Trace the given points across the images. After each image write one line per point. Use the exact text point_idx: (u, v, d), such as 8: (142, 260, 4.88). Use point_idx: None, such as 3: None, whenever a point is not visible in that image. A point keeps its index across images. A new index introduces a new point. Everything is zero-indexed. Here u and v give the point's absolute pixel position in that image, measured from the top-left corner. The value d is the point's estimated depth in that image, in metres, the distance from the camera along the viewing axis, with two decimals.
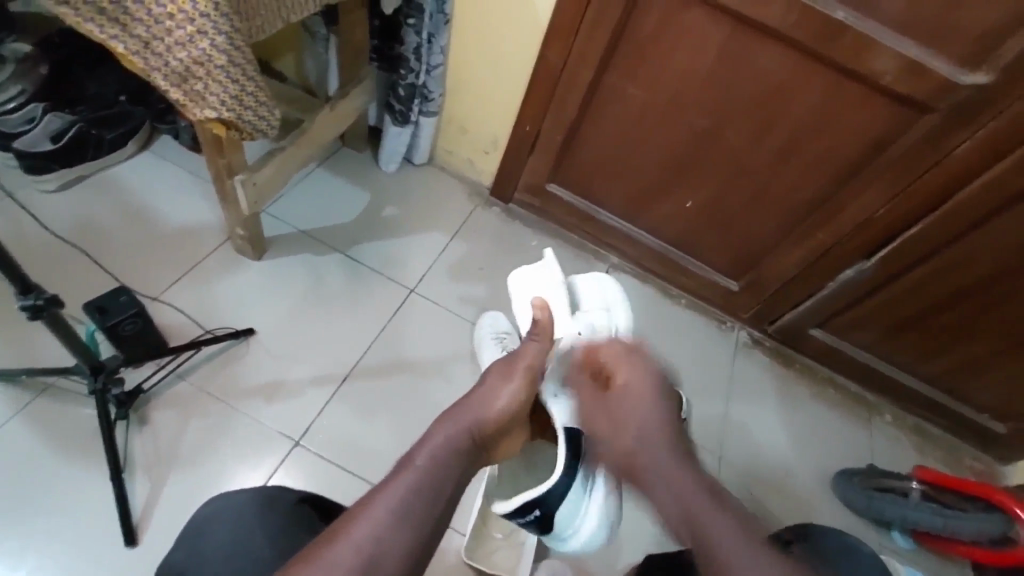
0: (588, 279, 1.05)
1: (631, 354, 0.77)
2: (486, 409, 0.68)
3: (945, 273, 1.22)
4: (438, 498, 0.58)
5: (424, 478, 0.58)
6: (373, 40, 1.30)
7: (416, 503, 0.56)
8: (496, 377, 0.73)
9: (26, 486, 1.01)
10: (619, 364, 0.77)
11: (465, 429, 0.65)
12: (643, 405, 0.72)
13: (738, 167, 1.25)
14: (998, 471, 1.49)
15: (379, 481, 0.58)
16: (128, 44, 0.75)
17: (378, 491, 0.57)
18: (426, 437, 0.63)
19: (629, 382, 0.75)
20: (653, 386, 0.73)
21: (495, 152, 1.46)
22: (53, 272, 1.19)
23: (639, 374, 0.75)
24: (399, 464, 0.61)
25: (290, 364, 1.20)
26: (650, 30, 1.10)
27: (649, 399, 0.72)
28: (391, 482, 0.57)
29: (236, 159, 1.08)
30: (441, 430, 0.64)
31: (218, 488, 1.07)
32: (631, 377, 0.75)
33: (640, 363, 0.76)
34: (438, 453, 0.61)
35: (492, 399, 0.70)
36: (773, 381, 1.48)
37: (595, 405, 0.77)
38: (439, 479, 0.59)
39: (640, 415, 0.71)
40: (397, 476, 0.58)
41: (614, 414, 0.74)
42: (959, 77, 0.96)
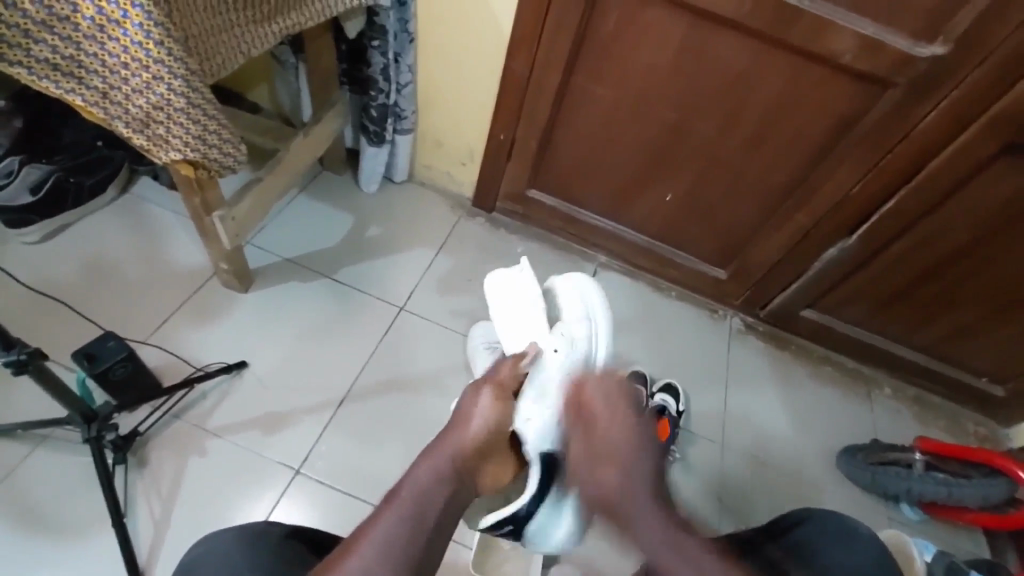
0: (567, 281, 0.96)
1: (618, 398, 0.73)
2: (463, 431, 0.71)
3: (927, 244, 1.23)
4: (424, 529, 0.61)
5: (409, 505, 0.62)
6: (341, 64, 1.32)
7: (403, 534, 0.59)
8: (468, 399, 0.76)
9: (27, 540, 1.00)
10: (602, 415, 0.71)
11: (447, 458, 0.68)
12: (625, 453, 0.68)
13: (712, 158, 1.25)
14: (1001, 435, 1.49)
15: (367, 518, 0.61)
16: (86, 96, 0.76)
17: (369, 524, 0.60)
18: (407, 474, 0.66)
19: (615, 427, 0.70)
20: (638, 432, 0.70)
21: (472, 163, 1.47)
22: (40, 324, 1.19)
23: (626, 426, 0.70)
24: (385, 497, 0.64)
25: (286, 393, 1.20)
26: (610, 32, 1.11)
27: (634, 440, 0.69)
28: (381, 512, 0.61)
29: (212, 196, 1.08)
30: (424, 466, 0.67)
31: (221, 525, 1.07)
32: (617, 420, 0.70)
33: (626, 412, 0.71)
34: (422, 487, 0.64)
35: (469, 419, 0.73)
36: (770, 365, 1.48)
37: (578, 447, 0.71)
38: (426, 507, 0.63)
39: (625, 467, 0.68)
40: (386, 509, 0.62)
41: (603, 464, 0.68)
42: (916, 50, 0.97)
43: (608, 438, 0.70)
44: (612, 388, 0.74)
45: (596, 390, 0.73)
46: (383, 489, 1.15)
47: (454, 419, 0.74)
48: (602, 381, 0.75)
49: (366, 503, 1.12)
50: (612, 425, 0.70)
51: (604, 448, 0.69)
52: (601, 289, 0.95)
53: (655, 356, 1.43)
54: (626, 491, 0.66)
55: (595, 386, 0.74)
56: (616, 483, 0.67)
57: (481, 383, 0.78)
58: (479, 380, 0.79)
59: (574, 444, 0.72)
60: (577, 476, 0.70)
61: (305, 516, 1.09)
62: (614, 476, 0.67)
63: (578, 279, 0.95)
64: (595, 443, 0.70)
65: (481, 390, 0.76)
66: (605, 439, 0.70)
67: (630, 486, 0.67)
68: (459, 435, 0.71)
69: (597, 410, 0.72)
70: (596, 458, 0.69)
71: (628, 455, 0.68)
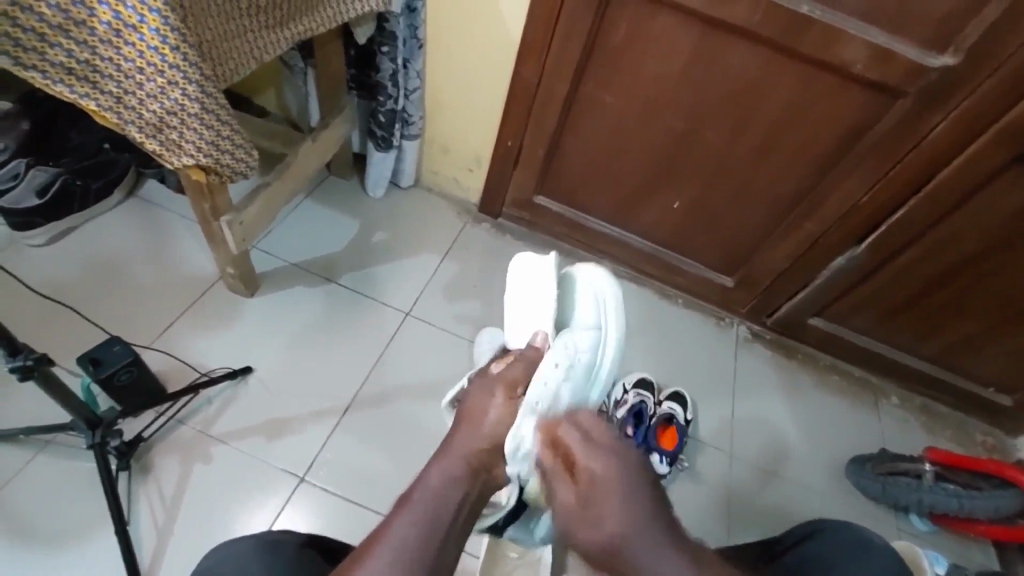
0: (586, 279, 0.87)
1: (594, 433, 0.65)
2: (476, 429, 0.71)
3: (936, 253, 1.22)
4: (437, 529, 0.61)
5: (421, 507, 0.62)
6: (349, 69, 1.32)
7: (415, 534, 0.60)
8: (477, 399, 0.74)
9: (29, 548, 0.99)
10: (582, 454, 0.63)
11: (458, 460, 0.68)
12: (618, 494, 0.60)
13: (721, 166, 1.25)
14: (1009, 445, 1.48)
15: (380, 523, 0.61)
16: (100, 100, 0.76)
17: (381, 531, 0.60)
18: (421, 475, 0.67)
19: (599, 472, 0.62)
20: (627, 479, 0.62)
21: (479, 169, 1.47)
22: (44, 327, 1.18)
23: (609, 463, 0.62)
24: (397, 503, 0.64)
25: (291, 400, 1.19)
26: (621, 39, 1.11)
27: (622, 482, 0.61)
28: (395, 516, 0.62)
29: (221, 201, 1.08)
30: (436, 468, 0.67)
31: (225, 532, 1.05)
32: (601, 463, 0.62)
33: (608, 447, 0.63)
34: (435, 488, 0.65)
35: (480, 419, 0.72)
36: (776, 373, 1.48)
37: (566, 508, 0.62)
38: (439, 508, 0.63)
39: (622, 511, 0.60)
40: (397, 513, 0.63)
41: (593, 512, 0.60)
42: (927, 60, 0.97)
43: (593, 481, 0.61)
44: (588, 424, 0.66)
45: (571, 428, 0.65)
46: (389, 497, 1.13)
47: (462, 417, 0.74)
48: (577, 418, 0.66)
49: (371, 511, 1.11)
50: (595, 464, 0.62)
51: (591, 499, 0.61)
52: (619, 295, 0.86)
53: (661, 363, 1.43)
54: (631, 538, 0.59)
55: (569, 423, 0.65)
56: (609, 527, 0.59)
57: (492, 382, 0.76)
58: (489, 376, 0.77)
59: (559, 491, 0.63)
60: (570, 526, 0.62)
61: (311, 524, 1.08)
62: (608, 517, 0.60)
63: (594, 280, 0.86)
64: (583, 493, 0.62)
65: (494, 390, 0.74)
66: (590, 482, 0.61)
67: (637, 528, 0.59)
68: (469, 435, 0.70)
69: (577, 456, 0.63)
70: (587, 511, 0.61)
71: (619, 496, 0.60)
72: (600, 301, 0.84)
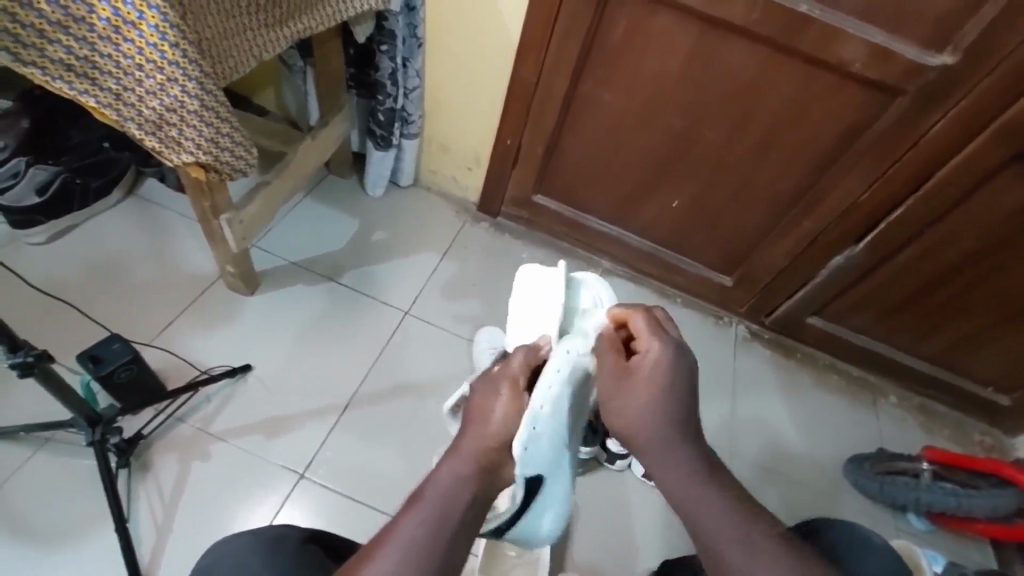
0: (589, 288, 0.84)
1: (662, 329, 0.70)
2: (485, 428, 0.66)
3: (934, 252, 1.23)
4: (446, 527, 0.57)
5: (431, 506, 0.58)
6: (348, 68, 1.32)
7: (424, 534, 0.56)
8: (483, 397, 0.69)
9: (28, 545, 0.99)
10: (646, 335, 0.68)
11: (469, 458, 0.63)
12: (663, 383, 0.65)
13: (720, 164, 1.25)
14: (1008, 444, 1.48)
15: (387, 523, 0.58)
16: (99, 97, 0.76)
17: (387, 534, 0.56)
18: (432, 473, 0.63)
19: (652, 354, 0.67)
20: (676, 372, 0.66)
21: (478, 168, 1.47)
22: (44, 326, 1.18)
23: (667, 350, 0.67)
24: (407, 501, 0.60)
25: (290, 398, 1.20)
26: (619, 38, 1.11)
27: (670, 375, 0.65)
28: (404, 516, 0.58)
29: (221, 199, 1.08)
30: (446, 465, 0.63)
31: (225, 528, 1.06)
32: (657, 348, 0.67)
33: (671, 339, 0.68)
34: (445, 486, 0.60)
35: (486, 417, 0.67)
36: (775, 372, 1.48)
37: (608, 371, 0.68)
38: (451, 509, 0.59)
39: (659, 391, 0.64)
40: (406, 513, 0.59)
41: (633, 386, 0.65)
42: (925, 59, 0.97)
43: (647, 356, 0.67)
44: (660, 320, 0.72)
45: (644, 319, 0.70)
46: (387, 494, 1.14)
47: (470, 415, 0.68)
48: (650, 312, 0.72)
49: (370, 508, 1.12)
50: (655, 345, 0.67)
51: (636, 375, 0.66)
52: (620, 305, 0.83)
53: None
54: (657, 416, 0.63)
55: (641, 313, 0.71)
56: (642, 404, 0.64)
57: (494, 379, 0.71)
58: (493, 372, 0.72)
59: (607, 362, 0.69)
60: (606, 395, 0.67)
61: (310, 521, 1.08)
62: (646, 393, 0.64)
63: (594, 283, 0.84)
64: (630, 366, 0.67)
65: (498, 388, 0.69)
66: (642, 359, 0.67)
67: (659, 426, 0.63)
68: (480, 433, 0.65)
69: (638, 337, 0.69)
70: (628, 381, 0.66)
71: (662, 381, 0.65)
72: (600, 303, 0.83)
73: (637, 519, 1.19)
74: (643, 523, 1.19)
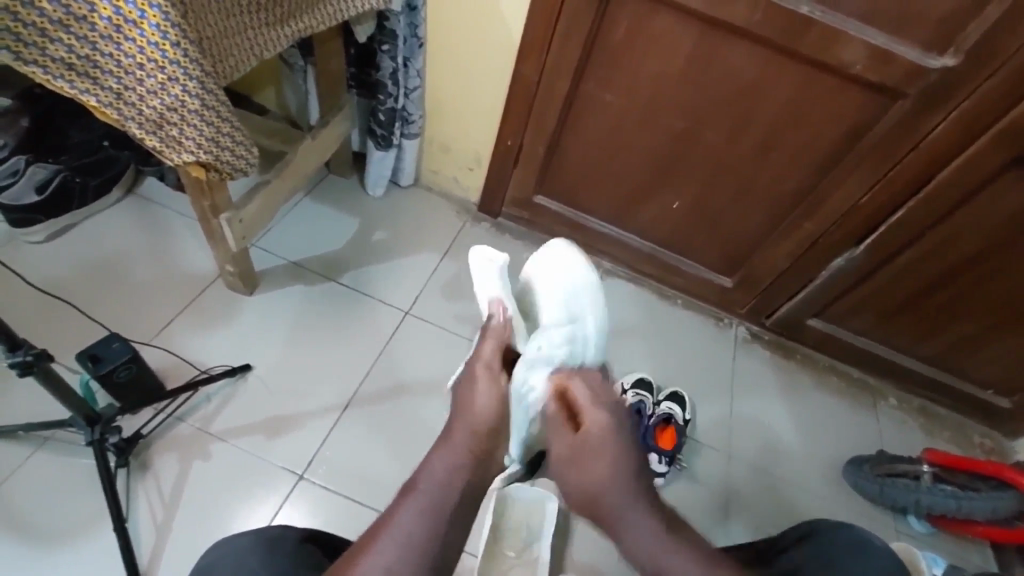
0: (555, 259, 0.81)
1: (599, 394, 0.74)
2: (470, 416, 0.73)
3: (935, 254, 1.22)
4: (442, 518, 0.66)
5: (425, 496, 0.67)
6: (349, 68, 1.32)
7: (420, 525, 0.65)
8: (467, 387, 0.76)
9: (26, 544, 0.99)
10: (587, 407, 0.72)
11: (459, 448, 0.71)
12: (611, 452, 0.71)
13: (720, 166, 1.25)
14: (1008, 447, 1.48)
15: (386, 511, 0.67)
16: (100, 96, 0.76)
17: (385, 524, 0.65)
18: (424, 465, 0.71)
19: (598, 427, 0.71)
20: (621, 438, 0.72)
21: (479, 168, 1.47)
22: (43, 325, 1.18)
23: (610, 418, 0.72)
24: (404, 491, 0.69)
25: (289, 398, 1.19)
26: (621, 38, 1.11)
27: (620, 447, 0.71)
28: (400, 507, 0.66)
29: (221, 198, 1.08)
30: (437, 457, 0.71)
31: (224, 529, 1.06)
32: (600, 421, 0.71)
33: (609, 402, 0.73)
34: (437, 478, 0.69)
35: (471, 403, 0.74)
36: (775, 373, 1.48)
37: (562, 456, 0.72)
38: (442, 496, 0.67)
39: (610, 465, 0.70)
40: (402, 503, 0.67)
41: (587, 463, 0.71)
42: (927, 61, 0.97)
43: (593, 432, 0.71)
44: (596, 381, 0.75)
45: (583, 385, 0.73)
46: (387, 495, 1.13)
47: (457, 405, 0.76)
48: (585, 372, 0.75)
49: (369, 508, 1.11)
50: (597, 417, 0.72)
51: (589, 450, 0.71)
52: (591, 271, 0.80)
53: (660, 363, 1.43)
54: (613, 491, 0.69)
55: (579, 379, 0.74)
56: (597, 479, 0.70)
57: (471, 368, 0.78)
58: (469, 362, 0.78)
59: (559, 440, 0.73)
60: (564, 473, 0.72)
61: (309, 521, 1.08)
62: (600, 467, 0.70)
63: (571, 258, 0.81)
64: (578, 443, 0.71)
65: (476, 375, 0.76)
66: (589, 433, 0.71)
67: (619, 494, 0.70)
68: (468, 420, 0.73)
69: (581, 408, 0.72)
70: (581, 458, 0.71)
71: (610, 453, 0.71)
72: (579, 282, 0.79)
73: None
74: None
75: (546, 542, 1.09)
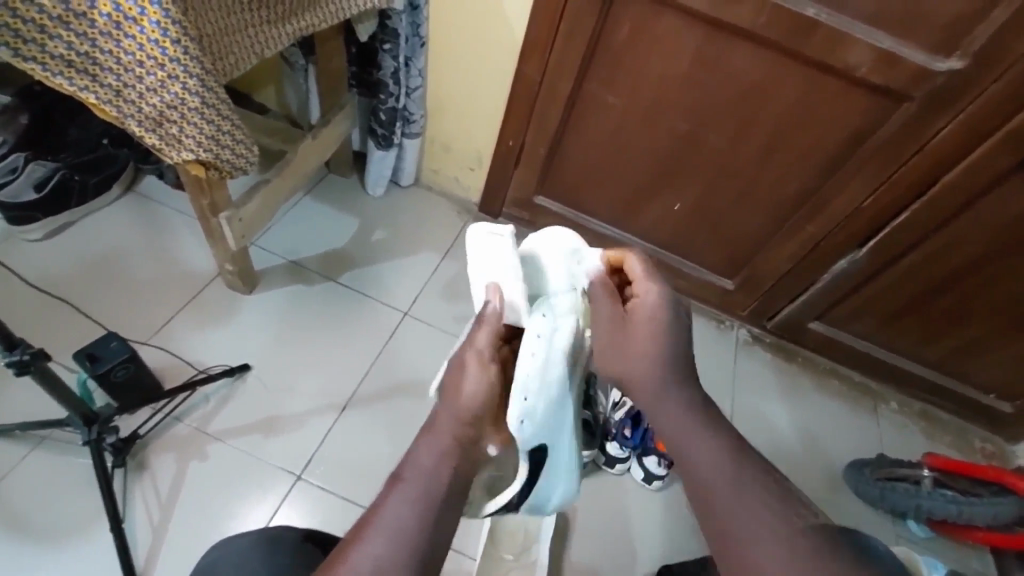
0: (550, 243, 0.71)
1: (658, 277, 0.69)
2: (455, 402, 0.61)
3: (938, 257, 1.22)
4: (435, 508, 0.54)
5: (415, 486, 0.55)
6: (352, 66, 1.31)
7: (413, 517, 0.53)
8: (451, 374, 0.63)
9: (21, 545, 0.98)
10: (642, 280, 0.68)
11: (448, 433, 0.59)
12: (658, 325, 0.65)
13: (722, 168, 1.25)
14: (1008, 452, 1.48)
15: (374, 501, 0.55)
16: (100, 94, 0.75)
17: (369, 519, 0.53)
18: (411, 452, 0.58)
19: (650, 299, 0.66)
20: (671, 316, 0.66)
21: (480, 168, 1.47)
22: (39, 324, 1.17)
23: (664, 293, 0.67)
24: (387, 482, 0.57)
25: (288, 398, 1.19)
26: (624, 38, 1.10)
27: (667, 324, 0.65)
28: (385, 502, 0.54)
29: (220, 197, 1.07)
30: (426, 444, 0.58)
31: (222, 529, 1.05)
32: (654, 293, 0.67)
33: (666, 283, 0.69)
34: (427, 465, 0.57)
35: (458, 388, 0.62)
36: (776, 376, 1.47)
37: (608, 317, 0.66)
38: (434, 486, 0.55)
39: (655, 336, 0.64)
40: (388, 496, 0.55)
41: (631, 329, 0.65)
42: (933, 64, 0.96)
43: (645, 302, 0.66)
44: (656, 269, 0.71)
45: (641, 263, 0.69)
46: None
47: (441, 390, 0.63)
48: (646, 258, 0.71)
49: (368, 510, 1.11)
50: (652, 289, 0.67)
51: (636, 318, 0.65)
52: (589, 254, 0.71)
53: None
54: (654, 362, 0.63)
55: (637, 257, 0.70)
56: (640, 346, 0.64)
57: (461, 355, 0.64)
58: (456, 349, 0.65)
59: (602, 307, 0.67)
60: (603, 339, 0.66)
61: (307, 522, 1.08)
62: (644, 335, 0.64)
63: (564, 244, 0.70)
64: (627, 310, 0.66)
65: (466, 364, 0.63)
66: (640, 302, 0.66)
67: (655, 366, 0.63)
68: (452, 407, 0.61)
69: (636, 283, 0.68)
70: (625, 325, 0.65)
71: (659, 326, 0.65)
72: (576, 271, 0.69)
73: (636, 522, 1.19)
74: (643, 527, 1.18)
75: (546, 544, 1.09)
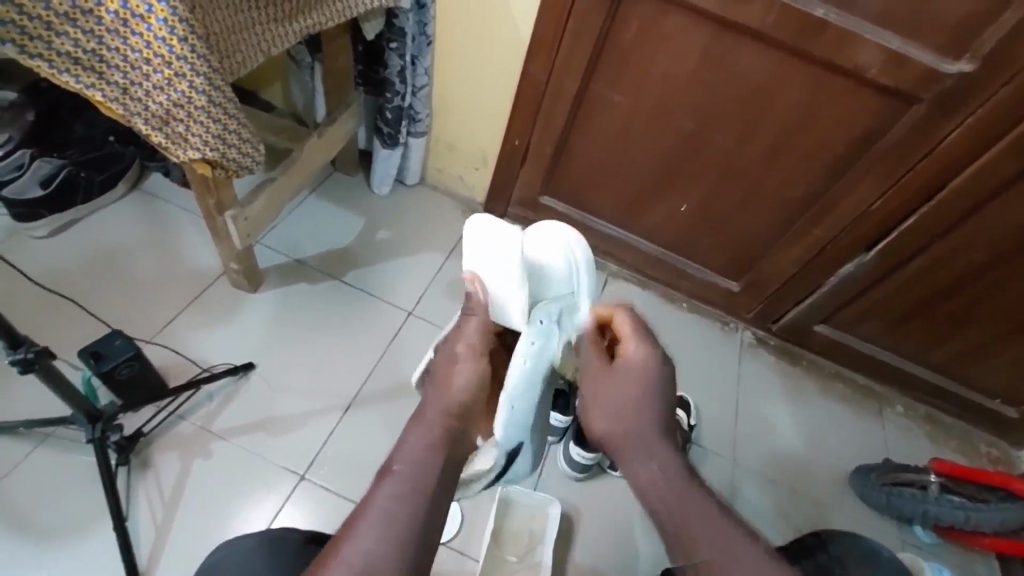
0: (555, 242, 0.70)
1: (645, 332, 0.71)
2: (444, 395, 0.62)
3: (947, 261, 1.21)
4: (425, 498, 0.54)
5: (406, 480, 0.55)
6: (358, 65, 1.29)
7: (404, 509, 0.53)
8: (443, 366, 0.66)
9: (25, 542, 0.98)
10: (627, 339, 0.70)
11: (437, 425, 0.59)
12: (639, 386, 0.67)
13: (729, 170, 1.24)
14: (1014, 457, 1.47)
15: (363, 496, 0.55)
16: (106, 92, 0.75)
17: (360, 513, 0.53)
18: (399, 444, 0.58)
19: (633, 362, 0.68)
20: (653, 378, 0.68)
21: (485, 168, 1.46)
22: (44, 321, 1.17)
23: (649, 355, 0.69)
24: (377, 474, 0.56)
25: (291, 397, 1.19)
26: (632, 37, 1.09)
27: (648, 386, 0.67)
28: (374, 495, 0.54)
29: (226, 196, 1.06)
30: (415, 435, 0.58)
31: (224, 529, 1.05)
32: (638, 356, 0.69)
33: (652, 341, 0.70)
34: (417, 457, 0.56)
35: (448, 381, 0.63)
36: (781, 379, 1.47)
37: (594, 374, 0.69)
38: (424, 476, 0.55)
39: (635, 401, 0.66)
40: (377, 489, 0.55)
41: (613, 395, 0.67)
42: (944, 66, 0.95)
43: (628, 365, 0.68)
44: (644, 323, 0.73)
45: (628, 318, 0.71)
46: None
47: (432, 382, 0.65)
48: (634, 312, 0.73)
49: None
50: (636, 350, 0.69)
51: (619, 380, 0.68)
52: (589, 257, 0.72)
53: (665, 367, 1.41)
54: (633, 427, 0.65)
55: (624, 312, 0.72)
56: (620, 411, 0.66)
57: (451, 346, 0.67)
58: (447, 340, 0.68)
59: (587, 367, 0.70)
60: (587, 405, 0.69)
61: (310, 522, 1.07)
62: (624, 396, 0.67)
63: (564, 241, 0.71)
64: (611, 373, 0.68)
65: (456, 355, 0.65)
66: (623, 363, 0.69)
67: (634, 429, 0.65)
68: (439, 398, 0.62)
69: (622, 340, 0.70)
70: (607, 389, 0.67)
71: (640, 389, 0.67)
72: (572, 267, 0.71)
73: (640, 525, 1.18)
74: (647, 530, 1.18)
75: (549, 546, 1.09)
